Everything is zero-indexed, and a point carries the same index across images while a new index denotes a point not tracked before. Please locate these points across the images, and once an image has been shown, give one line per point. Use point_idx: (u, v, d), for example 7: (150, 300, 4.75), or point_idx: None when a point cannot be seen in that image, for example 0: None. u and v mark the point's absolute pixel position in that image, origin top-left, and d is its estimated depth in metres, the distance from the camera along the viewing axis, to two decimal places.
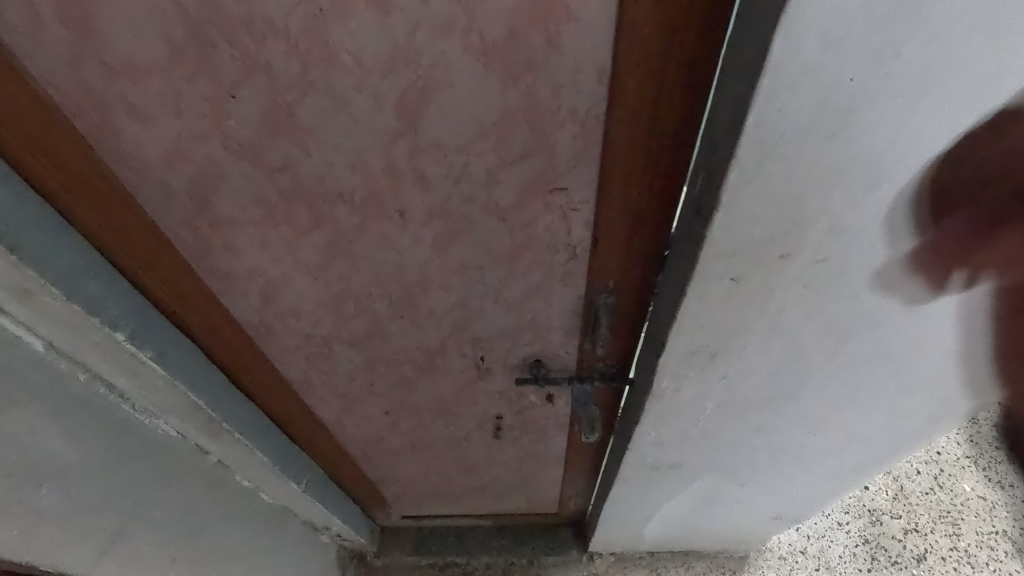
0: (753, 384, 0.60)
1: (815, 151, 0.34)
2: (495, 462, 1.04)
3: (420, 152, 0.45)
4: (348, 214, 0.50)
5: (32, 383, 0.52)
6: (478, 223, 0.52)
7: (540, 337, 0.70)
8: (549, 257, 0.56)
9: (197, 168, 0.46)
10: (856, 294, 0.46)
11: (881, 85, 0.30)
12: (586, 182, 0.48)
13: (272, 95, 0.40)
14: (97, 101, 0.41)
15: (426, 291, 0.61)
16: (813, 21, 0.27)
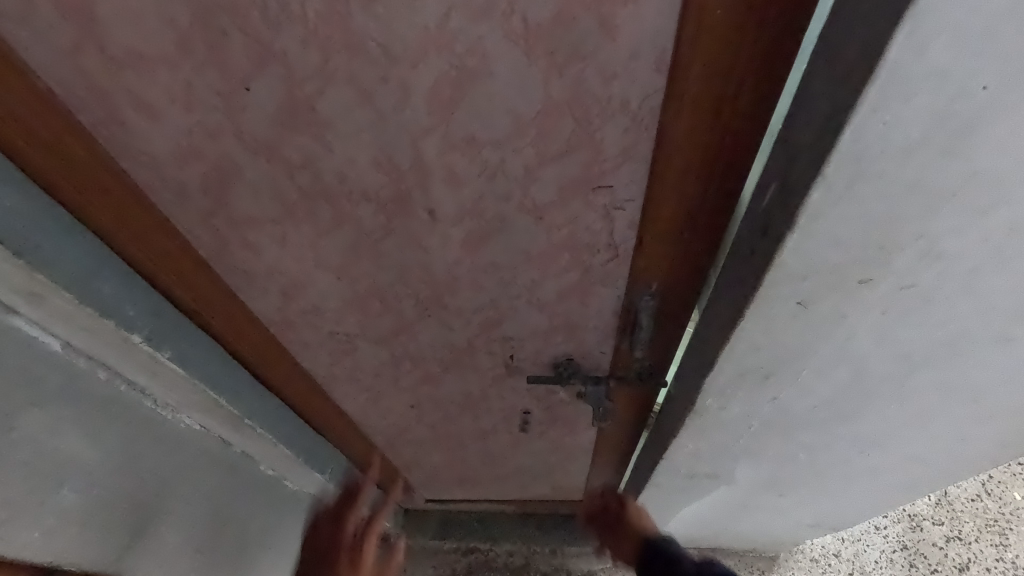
0: (807, 405, 0.55)
1: (921, 171, 0.28)
2: (520, 453, 1.02)
3: (451, 147, 0.40)
4: (373, 213, 0.47)
5: (53, 383, 0.50)
6: (513, 223, 0.48)
7: (574, 338, 0.66)
8: (588, 257, 0.52)
9: (211, 165, 0.42)
10: (944, 323, 0.40)
11: (1021, 97, 0.25)
12: (634, 180, 0.43)
13: (289, 87, 0.36)
14: (102, 96, 0.37)
15: (454, 290, 0.57)
16: (948, 18, 0.22)
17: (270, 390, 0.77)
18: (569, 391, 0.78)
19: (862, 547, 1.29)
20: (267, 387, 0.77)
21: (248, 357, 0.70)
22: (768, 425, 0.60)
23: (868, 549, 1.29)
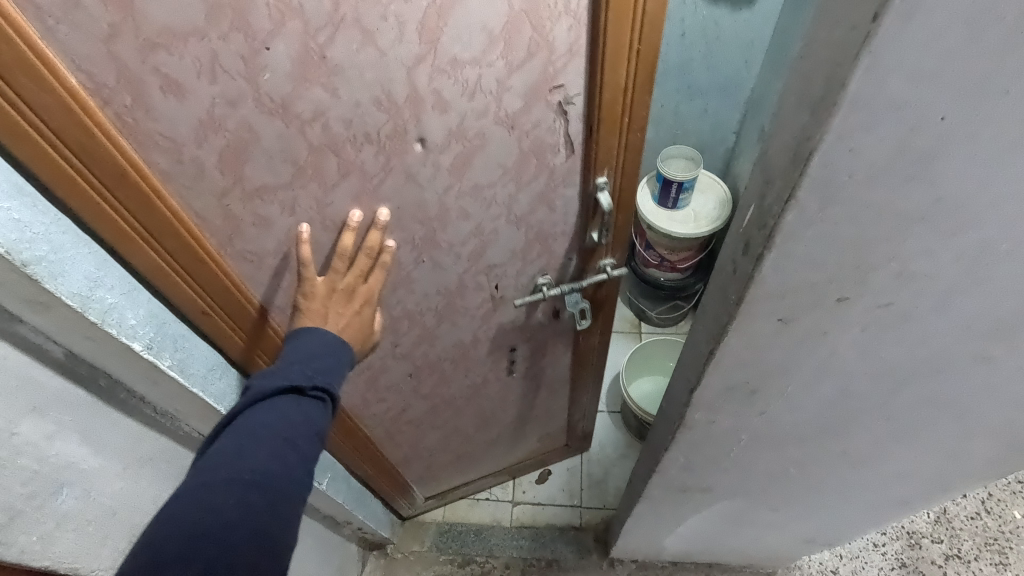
0: (795, 420, 0.55)
1: (887, 196, 0.30)
2: (510, 399, 1.08)
3: (440, 73, 0.47)
4: (375, 155, 0.51)
5: (54, 391, 0.51)
6: (491, 136, 0.54)
7: (546, 249, 0.71)
8: (550, 160, 0.59)
9: (230, 136, 0.45)
10: (924, 340, 0.41)
11: (974, 127, 0.26)
12: (581, 74, 0.52)
13: (305, 40, 0.41)
14: (132, 81, 0.39)
15: (446, 223, 0.62)
16: (900, 54, 0.23)
17: None
18: (546, 309, 0.84)
19: (860, 565, 1.28)
20: None
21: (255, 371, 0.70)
22: (757, 439, 0.61)
23: (866, 567, 1.27)
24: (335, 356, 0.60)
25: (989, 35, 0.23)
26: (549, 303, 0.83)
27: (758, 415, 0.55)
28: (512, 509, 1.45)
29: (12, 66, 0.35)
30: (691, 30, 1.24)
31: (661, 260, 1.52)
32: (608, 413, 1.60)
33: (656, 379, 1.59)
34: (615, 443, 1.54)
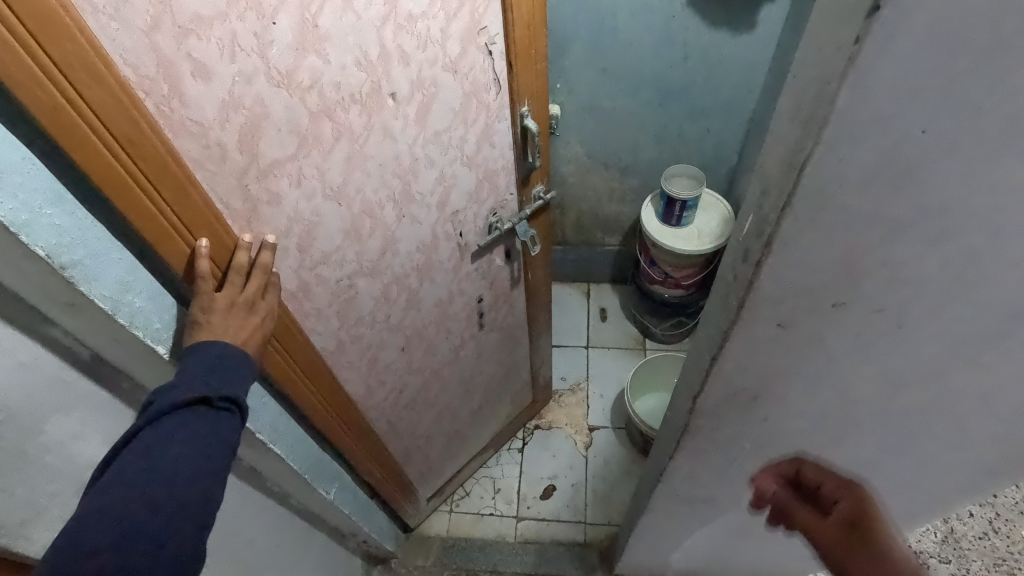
0: (797, 429, 0.56)
1: (876, 205, 0.32)
2: (483, 359, 1.19)
3: (400, 28, 0.58)
4: (359, 115, 0.60)
5: (82, 392, 0.54)
6: (442, 82, 0.67)
7: (493, 185, 0.86)
8: (486, 99, 0.74)
9: (248, 113, 0.51)
10: (917, 347, 0.43)
11: (954, 140, 0.28)
12: (496, 14, 0.67)
13: (301, 11, 0.50)
14: (168, 67, 0.45)
15: (417, 172, 0.72)
16: (883, 73, 0.26)
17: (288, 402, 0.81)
18: (499, 252, 0.98)
19: None
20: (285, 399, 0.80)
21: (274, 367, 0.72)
22: (760, 448, 0.62)
23: None
24: (235, 369, 0.59)
25: (962, 57, 0.25)
26: (503, 244, 0.97)
27: (760, 423, 0.56)
28: (517, 525, 1.46)
29: (74, 63, 0.40)
30: (694, 53, 1.27)
31: (666, 277, 1.54)
32: (613, 429, 1.61)
33: (660, 396, 1.60)
34: (619, 459, 1.55)
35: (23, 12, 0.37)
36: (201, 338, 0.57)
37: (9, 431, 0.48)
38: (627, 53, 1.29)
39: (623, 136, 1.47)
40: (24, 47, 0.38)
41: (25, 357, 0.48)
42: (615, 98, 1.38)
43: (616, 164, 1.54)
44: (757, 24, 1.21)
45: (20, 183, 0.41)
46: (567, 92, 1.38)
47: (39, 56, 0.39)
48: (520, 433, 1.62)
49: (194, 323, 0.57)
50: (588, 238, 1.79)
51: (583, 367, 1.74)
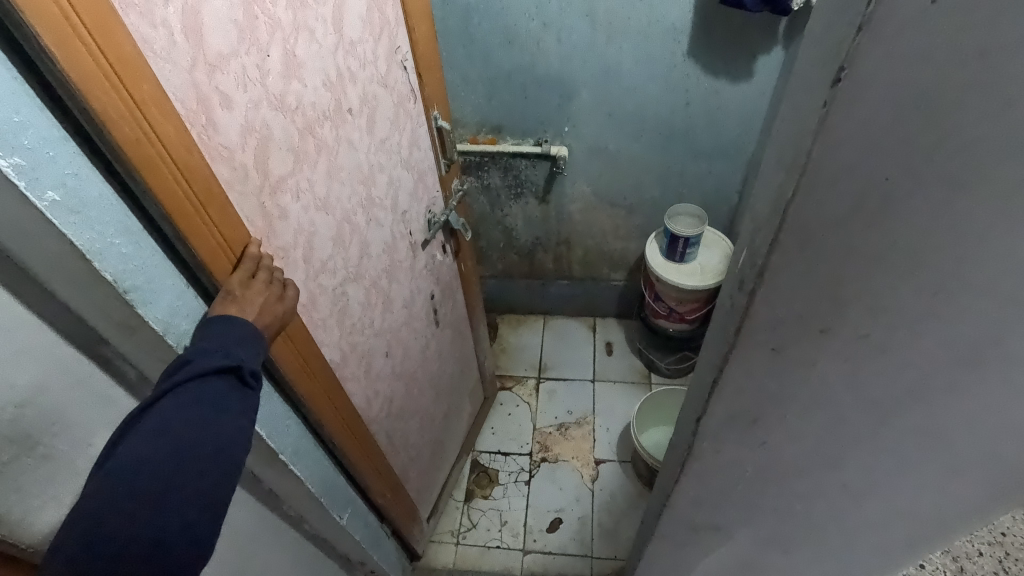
0: (794, 454, 0.59)
1: (852, 241, 0.36)
2: (444, 353, 1.32)
3: (348, 52, 0.74)
4: (331, 130, 0.73)
5: (126, 409, 0.58)
6: (379, 99, 0.83)
7: (425, 184, 1.04)
8: (411, 110, 0.93)
9: (259, 137, 0.61)
10: (906, 374, 0.46)
11: (914, 186, 0.33)
12: (402, 35, 0.87)
13: (285, 47, 0.62)
14: (203, 98, 0.53)
15: (377, 176, 0.86)
16: (847, 132, 0.31)
17: (303, 418, 0.84)
18: (436, 247, 1.15)
19: None
20: (300, 415, 0.83)
21: (296, 380, 0.77)
22: (761, 473, 0.64)
23: None
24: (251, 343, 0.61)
25: (912, 119, 0.30)
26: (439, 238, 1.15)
27: (759, 448, 0.59)
28: (523, 558, 1.46)
29: (149, 101, 0.47)
30: (695, 99, 1.35)
31: (670, 311, 1.59)
32: (619, 462, 1.62)
33: (665, 430, 1.61)
34: (625, 492, 1.56)
35: (114, 62, 0.44)
36: (230, 310, 0.60)
37: (62, 441, 0.52)
38: (632, 99, 1.37)
39: (627, 176, 1.54)
40: (117, 94, 0.45)
41: (82, 373, 0.53)
42: (620, 140, 1.45)
43: (621, 203, 1.61)
44: (754, 73, 1.29)
45: (97, 217, 0.46)
46: (574, 134, 1.46)
47: (126, 98, 0.45)
48: (527, 466, 1.63)
49: (227, 295, 0.60)
50: (593, 274, 1.84)
51: (590, 401, 1.76)
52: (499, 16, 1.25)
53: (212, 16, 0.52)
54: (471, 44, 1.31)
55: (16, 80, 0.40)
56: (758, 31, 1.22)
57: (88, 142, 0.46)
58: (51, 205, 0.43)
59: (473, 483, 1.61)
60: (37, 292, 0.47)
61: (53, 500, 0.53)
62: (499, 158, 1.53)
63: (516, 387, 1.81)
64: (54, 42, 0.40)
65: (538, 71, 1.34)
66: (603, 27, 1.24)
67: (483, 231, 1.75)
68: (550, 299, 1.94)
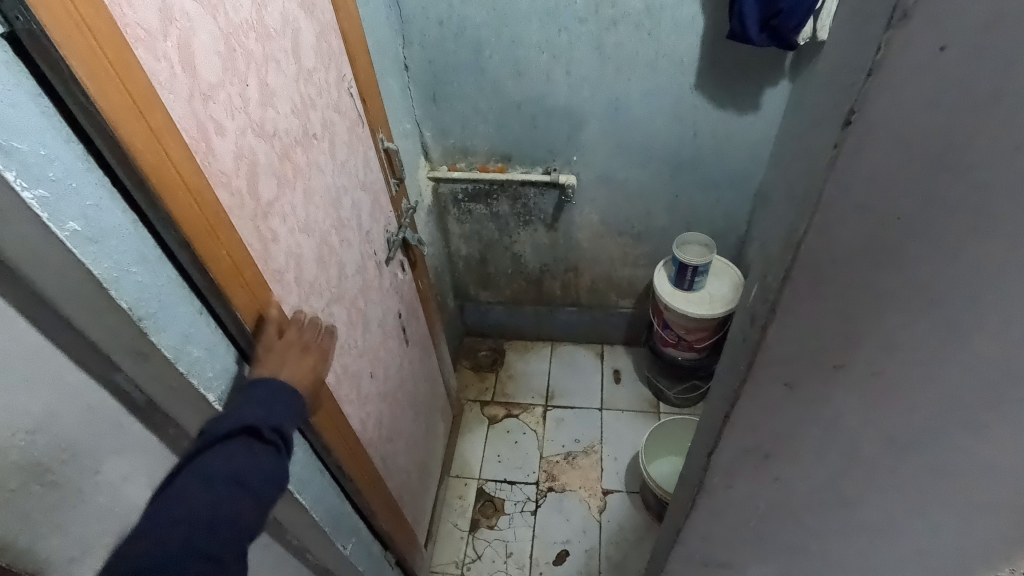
0: (808, 490, 0.57)
1: (864, 277, 0.36)
2: (417, 374, 1.32)
3: (308, 78, 0.76)
4: (303, 154, 0.75)
5: (134, 436, 0.58)
6: (336, 126, 0.86)
7: (382, 205, 1.06)
8: (363, 136, 0.96)
9: (249, 162, 0.63)
10: (928, 415, 0.46)
11: (927, 225, 0.33)
12: (344, 63, 0.90)
13: (259, 78, 0.65)
14: (201, 126, 0.55)
15: (343, 199, 0.88)
16: (856, 173, 0.31)
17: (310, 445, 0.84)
18: (397, 267, 1.16)
19: None
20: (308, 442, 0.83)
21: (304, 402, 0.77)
22: (775, 509, 0.62)
23: None
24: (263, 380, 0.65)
25: (920, 159, 0.31)
26: (399, 259, 1.17)
27: (771, 483, 0.58)
28: None
29: (161, 129, 0.49)
30: (702, 130, 1.36)
31: (678, 339, 1.58)
32: (627, 492, 1.59)
33: (676, 460, 1.59)
34: (634, 524, 1.53)
35: (131, 92, 0.45)
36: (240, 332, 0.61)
37: (70, 468, 0.52)
38: (638, 129, 1.38)
39: (635, 205, 1.55)
40: (137, 123, 0.46)
41: (93, 400, 0.53)
42: (628, 169, 1.47)
43: (629, 232, 1.62)
44: (761, 106, 1.30)
45: (115, 245, 0.47)
46: (583, 163, 1.47)
47: (144, 128, 0.47)
48: (533, 495, 1.61)
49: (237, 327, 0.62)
50: (602, 301, 1.84)
51: (597, 429, 1.74)
52: (509, 48, 1.28)
53: (202, 49, 0.55)
54: (480, 75, 1.34)
55: (45, 113, 0.41)
56: (764, 64, 1.24)
57: (110, 172, 0.47)
58: (71, 234, 0.43)
59: (478, 513, 1.58)
60: (51, 319, 0.48)
61: (59, 528, 0.52)
62: (509, 186, 1.55)
63: (522, 415, 1.80)
64: (85, 74, 0.42)
65: (547, 102, 1.36)
66: (612, 60, 1.27)
67: (491, 256, 1.75)
68: (557, 326, 1.94)
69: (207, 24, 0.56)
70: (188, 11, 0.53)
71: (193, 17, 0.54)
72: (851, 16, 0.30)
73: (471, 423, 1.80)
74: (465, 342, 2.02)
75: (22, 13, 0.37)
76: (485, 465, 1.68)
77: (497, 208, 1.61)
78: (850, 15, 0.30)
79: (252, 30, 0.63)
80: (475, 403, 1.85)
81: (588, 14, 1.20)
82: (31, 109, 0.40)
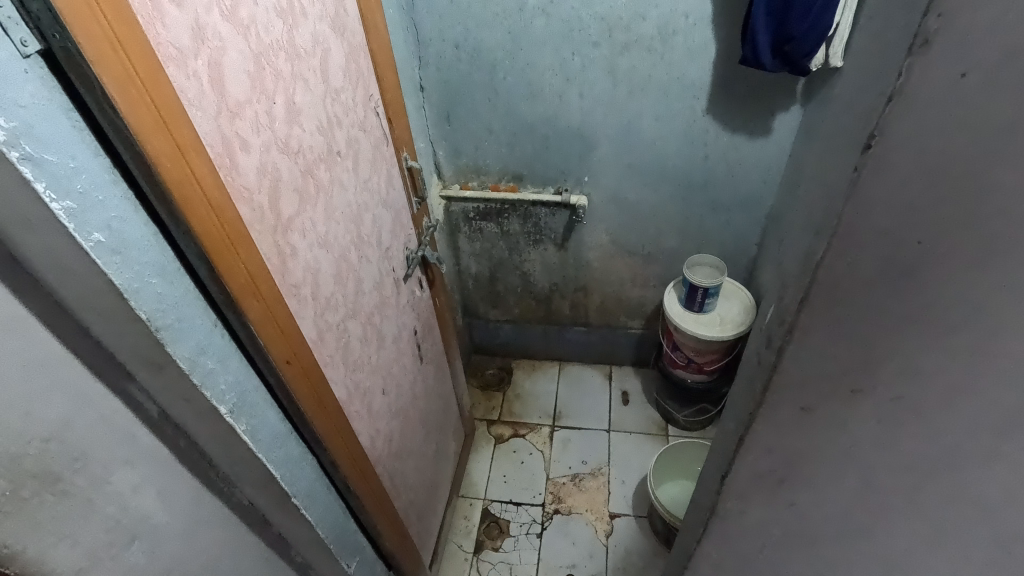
0: (824, 520, 0.56)
1: (883, 302, 0.36)
2: (430, 391, 1.32)
3: (335, 97, 0.78)
4: (327, 171, 0.76)
5: (147, 447, 0.58)
6: (360, 144, 0.87)
7: (403, 222, 1.06)
8: (387, 154, 0.98)
9: (272, 178, 0.64)
10: (955, 450, 0.44)
11: (946, 252, 0.33)
12: (373, 83, 0.92)
13: (288, 97, 0.67)
14: (226, 142, 0.56)
15: (364, 216, 0.89)
16: (874, 198, 0.32)
17: (317, 460, 0.83)
18: (415, 284, 1.17)
19: None
20: (315, 457, 0.82)
21: (314, 417, 0.76)
22: (790, 538, 0.61)
23: None
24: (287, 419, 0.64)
25: (942, 185, 0.31)
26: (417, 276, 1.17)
27: (786, 509, 0.57)
28: None
29: (188, 145, 0.50)
30: (716, 154, 1.37)
31: (688, 361, 1.57)
32: (635, 517, 1.57)
33: (685, 485, 1.57)
34: (641, 550, 1.50)
35: (160, 108, 0.47)
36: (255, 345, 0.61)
37: (82, 478, 0.52)
38: (651, 151, 1.39)
39: (647, 226, 1.55)
40: (164, 137, 0.47)
41: (107, 410, 0.53)
42: (642, 191, 1.48)
43: (640, 252, 1.62)
44: (773, 130, 1.31)
45: (136, 257, 0.48)
46: (596, 184, 1.48)
47: (171, 143, 0.48)
48: (539, 517, 1.58)
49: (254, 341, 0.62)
50: (613, 321, 1.83)
51: (605, 451, 1.72)
52: (525, 71, 1.30)
53: (231, 68, 0.56)
54: (496, 96, 1.36)
55: (77, 128, 0.43)
56: (777, 90, 1.25)
57: (135, 185, 0.48)
58: (95, 245, 0.44)
59: (483, 534, 1.57)
60: (71, 328, 0.49)
61: (67, 539, 0.51)
62: (521, 206, 1.56)
63: (529, 434, 1.79)
64: (117, 91, 0.43)
65: (561, 123, 1.38)
66: (625, 83, 1.28)
67: (503, 275, 1.76)
68: (567, 345, 1.93)
69: (238, 44, 0.57)
70: (221, 31, 0.54)
71: (225, 36, 0.55)
72: (873, 45, 0.31)
73: (478, 441, 1.78)
74: (474, 359, 2.02)
75: (59, 32, 0.39)
76: (491, 485, 1.67)
77: (507, 226, 1.62)
78: (870, 43, 0.31)
79: (282, 50, 0.65)
80: (484, 422, 1.84)
81: (604, 38, 1.22)
82: (63, 124, 0.42)
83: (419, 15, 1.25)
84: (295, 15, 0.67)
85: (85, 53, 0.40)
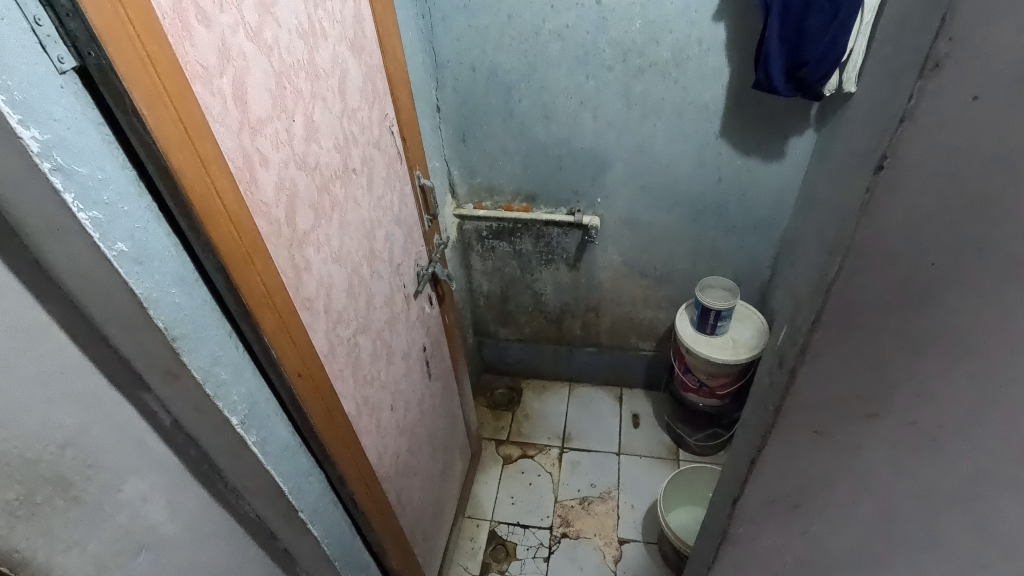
0: (839, 548, 0.55)
1: (896, 324, 0.36)
2: (438, 408, 1.32)
3: (352, 116, 0.80)
4: (342, 187, 0.78)
5: (158, 457, 0.59)
6: (375, 163, 0.89)
7: (414, 239, 1.08)
8: (401, 172, 0.99)
9: (289, 193, 0.66)
10: (975, 477, 0.43)
11: (962, 273, 0.33)
12: (389, 103, 0.94)
13: (307, 115, 0.68)
14: (246, 157, 0.57)
15: (377, 232, 0.90)
16: (888, 219, 0.32)
17: (325, 474, 0.83)
18: (425, 300, 1.17)
19: None
20: (323, 471, 0.82)
21: (323, 430, 0.76)
22: (804, 567, 0.59)
23: None
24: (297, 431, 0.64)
25: (955, 207, 0.31)
26: (427, 292, 1.18)
27: (799, 536, 0.56)
28: None
29: (212, 159, 0.51)
30: (728, 176, 1.38)
31: (699, 385, 1.55)
32: (645, 543, 1.54)
33: (695, 511, 1.54)
34: None
35: (187, 122, 0.48)
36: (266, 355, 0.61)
37: (94, 484, 0.53)
38: (663, 173, 1.40)
39: (659, 247, 1.55)
40: (189, 150, 0.48)
41: (120, 417, 0.54)
42: (654, 212, 1.48)
43: (651, 274, 1.62)
44: (787, 153, 1.31)
45: (156, 267, 0.49)
46: (607, 205, 1.49)
47: (196, 157, 0.49)
48: (546, 540, 1.56)
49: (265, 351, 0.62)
50: (623, 342, 1.82)
51: (614, 475, 1.70)
52: (540, 92, 1.32)
53: (254, 86, 0.58)
54: (510, 117, 1.38)
55: (106, 141, 0.44)
56: (791, 114, 1.25)
57: (158, 197, 0.50)
58: (118, 255, 0.45)
59: (489, 556, 1.54)
60: (89, 335, 0.50)
61: (76, 545, 0.52)
62: (532, 225, 1.57)
63: (538, 455, 1.77)
64: (146, 106, 0.44)
65: (574, 145, 1.39)
66: (638, 106, 1.30)
67: (514, 294, 1.76)
68: (577, 366, 1.92)
69: (262, 63, 0.59)
70: (246, 51, 0.56)
71: (249, 56, 0.57)
72: (884, 70, 0.31)
73: (485, 462, 1.77)
74: (483, 378, 2.01)
75: (94, 50, 0.41)
76: (499, 506, 1.65)
77: (519, 246, 1.63)
78: (885, 66, 0.31)
79: (303, 70, 0.67)
80: (491, 442, 1.82)
81: (617, 62, 1.24)
82: (93, 137, 0.43)
83: (437, 38, 1.28)
84: (316, 37, 0.69)
85: (118, 70, 0.42)
